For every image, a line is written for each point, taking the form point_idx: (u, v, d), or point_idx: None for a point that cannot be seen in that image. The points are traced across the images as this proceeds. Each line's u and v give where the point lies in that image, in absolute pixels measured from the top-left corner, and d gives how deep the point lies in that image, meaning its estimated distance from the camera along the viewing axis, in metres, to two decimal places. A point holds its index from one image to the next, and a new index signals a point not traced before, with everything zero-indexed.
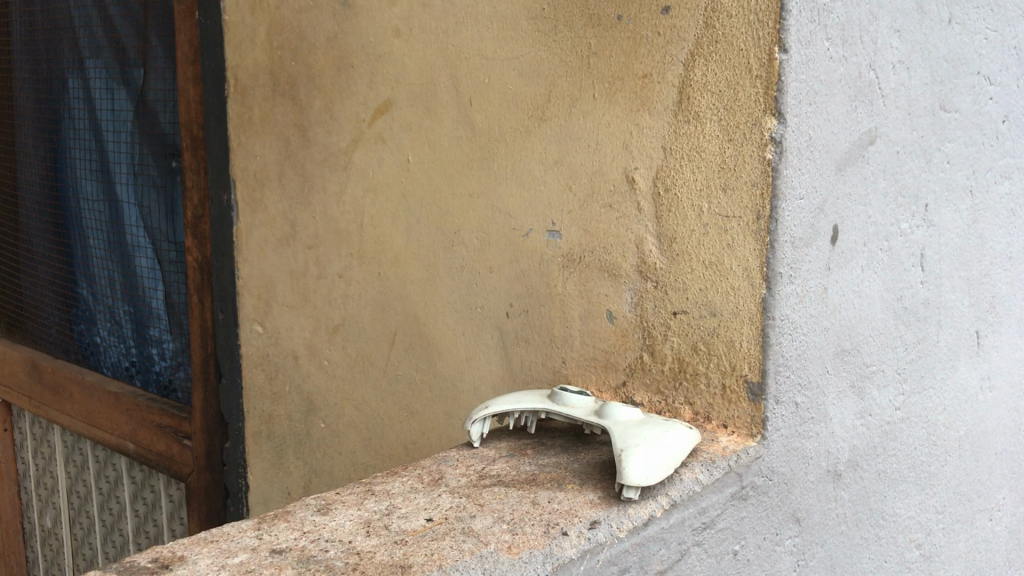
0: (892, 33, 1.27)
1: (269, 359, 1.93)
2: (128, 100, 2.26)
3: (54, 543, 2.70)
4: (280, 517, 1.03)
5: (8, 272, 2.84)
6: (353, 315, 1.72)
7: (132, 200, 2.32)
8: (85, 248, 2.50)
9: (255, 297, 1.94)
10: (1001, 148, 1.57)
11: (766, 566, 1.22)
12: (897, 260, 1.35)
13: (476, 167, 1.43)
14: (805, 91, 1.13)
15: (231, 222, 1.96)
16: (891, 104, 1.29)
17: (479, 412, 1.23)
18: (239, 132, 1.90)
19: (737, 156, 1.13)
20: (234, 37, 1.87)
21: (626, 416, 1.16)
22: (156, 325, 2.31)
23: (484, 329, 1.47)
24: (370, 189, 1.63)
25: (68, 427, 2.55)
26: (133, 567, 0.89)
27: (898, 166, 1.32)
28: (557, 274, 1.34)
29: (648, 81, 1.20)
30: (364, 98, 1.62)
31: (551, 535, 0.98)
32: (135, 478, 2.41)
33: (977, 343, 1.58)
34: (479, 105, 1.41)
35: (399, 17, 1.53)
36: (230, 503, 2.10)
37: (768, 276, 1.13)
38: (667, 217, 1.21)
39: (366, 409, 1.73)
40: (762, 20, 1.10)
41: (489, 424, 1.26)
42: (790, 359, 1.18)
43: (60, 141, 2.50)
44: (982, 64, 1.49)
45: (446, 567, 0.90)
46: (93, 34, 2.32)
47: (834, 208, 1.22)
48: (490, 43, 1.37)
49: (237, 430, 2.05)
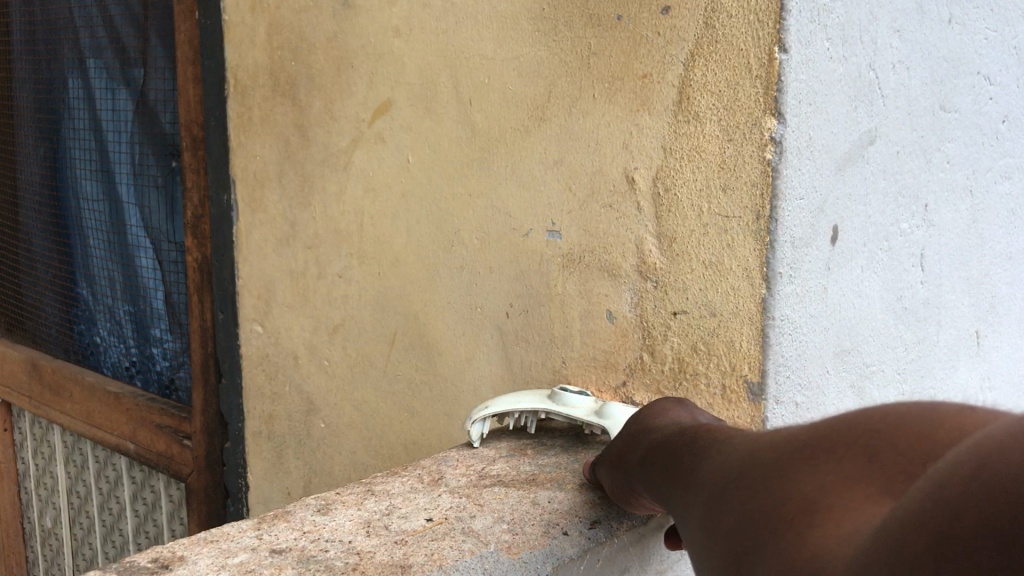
0: (892, 33, 1.27)
1: (269, 360, 1.93)
2: (128, 99, 2.27)
3: (54, 544, 2.70)
4: (279, 517, 1.02)
5: (8, 273, 2.83)
6: (353, 315, 1.72)
7: (132, 200, 2.32)
8: (85, 248, 2.49)
9: (255, 297, 1.94)
10: (1001, 148, 1.57)
11: None
12: (897, 261, 1.35)
13: (476, 167, 1.43)
14: (805, 91, 1.14)
15: (230, 221, 1.95)
16: (891, 105, 1.29)
17: (485, 407, 1.22)
18: (239, 132, 1.90)
19: (737, 156, 1.14)
20: (234, 37, 1.87)
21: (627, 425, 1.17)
22: (156, 324, 2.31)
23: (484, 329, 1.47)
24: (370, 189, 1.63)
25: (68, 427, 2.55)
26: (133, 567, 0.88)
27: (898, 166, 1.32)
28: (557, 274, 1.34)
29: (648, 81, 1.20)
30: (364, 98, 1.62)
31: (551, 535, 0.99)
32: (135, 477, 2.41)
33: (976, 342, 1.58)
34: (480, 105, 1.40)
35: (399, 17, 1.52)
36: (231, 502, 2.10)
37: (768, 276, 1.14)
38: (667, 217, 1.21)
39: (366, 409, 1.73)
40: (762, 20, 1.10)
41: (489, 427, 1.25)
42: (790, 359, 1.19)
43: (59, 142, 2.50)
44: (982, 64, 1.49)
45: (446, 567, 0.91)
46: (93, 33, 2.32)
47: (834, 208, 1.22)
48: (490, 43, 1.37)
49: (236, 430, 2.05)
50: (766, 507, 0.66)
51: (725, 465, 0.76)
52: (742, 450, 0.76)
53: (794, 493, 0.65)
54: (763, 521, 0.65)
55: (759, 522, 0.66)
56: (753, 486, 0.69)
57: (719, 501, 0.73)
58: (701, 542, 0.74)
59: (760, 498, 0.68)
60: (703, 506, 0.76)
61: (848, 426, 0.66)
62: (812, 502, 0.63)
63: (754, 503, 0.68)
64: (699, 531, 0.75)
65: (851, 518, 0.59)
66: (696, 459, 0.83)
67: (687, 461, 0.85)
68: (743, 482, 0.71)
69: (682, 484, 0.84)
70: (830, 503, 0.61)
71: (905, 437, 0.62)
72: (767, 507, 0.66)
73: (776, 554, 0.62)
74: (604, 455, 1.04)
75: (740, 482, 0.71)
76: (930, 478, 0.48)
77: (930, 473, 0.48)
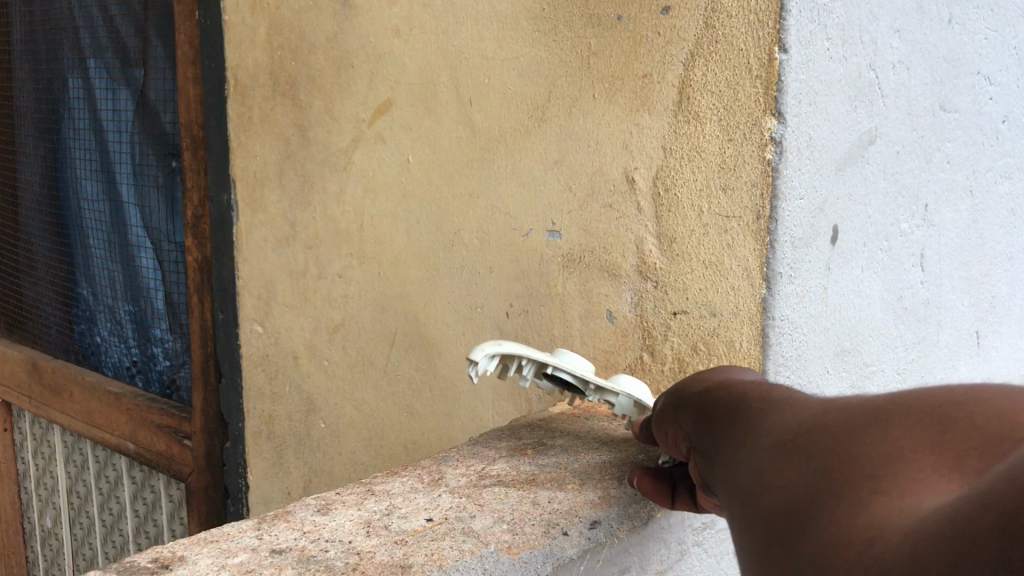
0: (892, 33, 1.27)
1: (269, 360, 1.93)
2: (128, 99, 2.27)
3: (54, 544, 2.71)
4: (279, 517, 1.02)
5: (8, 273, 2.83)
6: (353, 316, 1.72)
7: (132, 200, 2.32)
8: (85, 247, 2.49)
9: (256, 297, 1.94)
10: (1001, 148, 1.57)
11: None
12: (898, 260, 1.35)
13: (476, 167, 1.43)
14: (805, 91, 1.13)
15: (230, 221, 1.95)
16: (891, 104, 1.29)
17: (522, 347, 1.12)
18: (239, 132, 1.90)
19: (737, 156, 1.14)
20: (234, 37, 1.86)
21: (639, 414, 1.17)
22: (157, 324, 2.31)
23: (484, 329, 1.47)
24: (370, 189, 1.63)
25: (68, 427, 2.55)
26: (133, 568, 0.89)
27: (898, 166, 1.32)
28: (557, 274, 1.34)
29: (648, 81, 1.20)
30: (364, 98, 1.62)
31: (551, 535, 0.99)
32: (135, 477, 2.41)
33: (976, 342, 1.59)
34: (480, 105, 1.40)
35: (399, 17, 1.52)
36: (231, 502, 2.10)
37: (768, 276, 1.14)
38: (667, 217, 1.21)
39: (366, 409, 1.73)
40: (762, 20, 1.10)
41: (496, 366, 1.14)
42: (790, 359, 1.19)
43: (60, 142, 2.50)
44: (982, 64, 1.49)
45: (446, 567, 0.91)
46: (94, 33, 2.32)
47: (834, 208, 1.22)
48: (490, 43, 1.37)
49: (237, 430, 2.05)
50: (823, 468, 0.59)
51: (778, 424, 0.69)
52: (796, 413, 0.68)
53: (855, 456, 0.58)
54: (815, 484, 0.59)
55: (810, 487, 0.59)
56: (806, 448, 0.62)
57: (763, 463, 0.66)
58: (739, 508, 0.67)
59: (815, 460, 0.61)
60: (748, 465, 0.69)
61: (926, 399, 0.59)
62: (872, 468, 0.56)
63: (806, 467, 0.61)
64: (740, 490, 0.68)
65: (915, 491, 0.52)
66: (739, 421, 0.76)
67: (731, 421, 0.78)
68: (795, 444, 0.64)
69: (721, 450, 0.76)
70: (893, 471, 0.55)
71: (986, 415, 0.55)
72: (820, 471, 0.59)
73: (827, 523, 0.55)
74: (667, 404, 0.96)
75: (793, 443, 0.64)
76: (1010, 466, 0.41)
77: (1012, 460, 0.42)
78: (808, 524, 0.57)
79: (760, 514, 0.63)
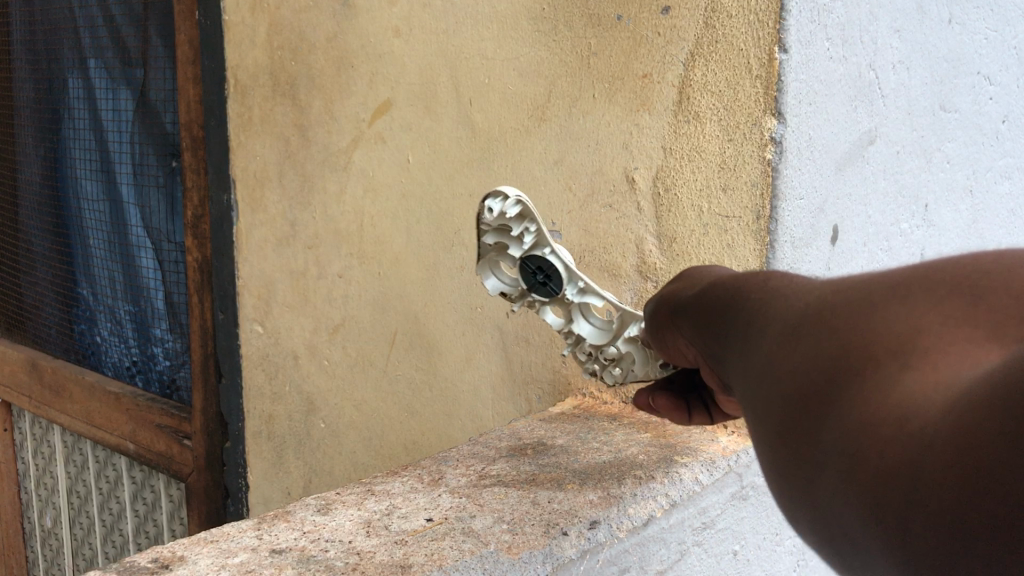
0: (892, 33, 1.27)
1: (269, 360, 1.93)
2: (128, 99, 2.27)
3: (54, 544, 2.71)
4: (279, 517, 1.02)
5: (8, 273, 2.83)
6: (353, 315, 1.72)
7: (132, 200, 2.32)
8: (85, 246, 2.49)
9: (256, 297, 1.94)
10: (1001, 148, 1.56)
11: (766, 565, 1.30)
12: (898, 260, 1.35)
13: (475, 167, 1.43)
14: (805, 91, 1.13)
15: (231, 221, 1.95)
16: (891, 104, 1.29)
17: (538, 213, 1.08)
18: (239, 132, 1.89)
19: (737, 156, 1.14)
20: (234, 37, 1.86)
21: (606, 339, 1.12)
22: (157, 323, 2.31)
23: (484, 329, 1.47)
24: (370, 189, 1.63)
25: (68, 427, 2.55)
26: (132, 568, 0.89)
27: (898, 165, 1.32)
28: None
29: (648, 81, 1.20)
30: (364, 98, 1.62)
31: (551, 535, 0.99)
32: (135, 477, 2.41)
33: None
34: (480, 105, 1.40)
35: (399, 17, 1.52)
36: (231, 503, 2.10)
37: None
38: (667, 217, 1.21)
39: (366, 409, 1.73)
40: (762, 20, 1.10)
41: (501, 222, 1.09)
42: None
43: (59, 141, 2.50)
44: (982, 64, 1.49)
45: (446, 567, 0.91)
46: (94, 33, 2.32)
47: (835, 208, 1.22)
48: (489, 43, 1.37)
49: (236, 430, 2.05)
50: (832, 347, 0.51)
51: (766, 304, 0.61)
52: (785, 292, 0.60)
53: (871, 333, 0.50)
54: (827, 364, 0.51)
55: (821, 368, 0.51)
56: (807, 329, 0.54)
57: (755, 349, 0.58)
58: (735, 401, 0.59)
59: (818, 339, 0.52)
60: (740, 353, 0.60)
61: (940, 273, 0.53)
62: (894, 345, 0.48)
63: (807, 345, 0.53)
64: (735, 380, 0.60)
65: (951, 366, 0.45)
66: (714, 306, 0.67)
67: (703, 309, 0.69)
68: (793, 324, 0.56)
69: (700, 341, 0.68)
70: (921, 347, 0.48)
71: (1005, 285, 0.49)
72: (828, 352, 0.51)
73: (843, 403, 0.48)
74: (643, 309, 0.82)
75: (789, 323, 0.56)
76: None
77: None
78: (823, 412, 0.49)
79: (756, 407, 0.55)
